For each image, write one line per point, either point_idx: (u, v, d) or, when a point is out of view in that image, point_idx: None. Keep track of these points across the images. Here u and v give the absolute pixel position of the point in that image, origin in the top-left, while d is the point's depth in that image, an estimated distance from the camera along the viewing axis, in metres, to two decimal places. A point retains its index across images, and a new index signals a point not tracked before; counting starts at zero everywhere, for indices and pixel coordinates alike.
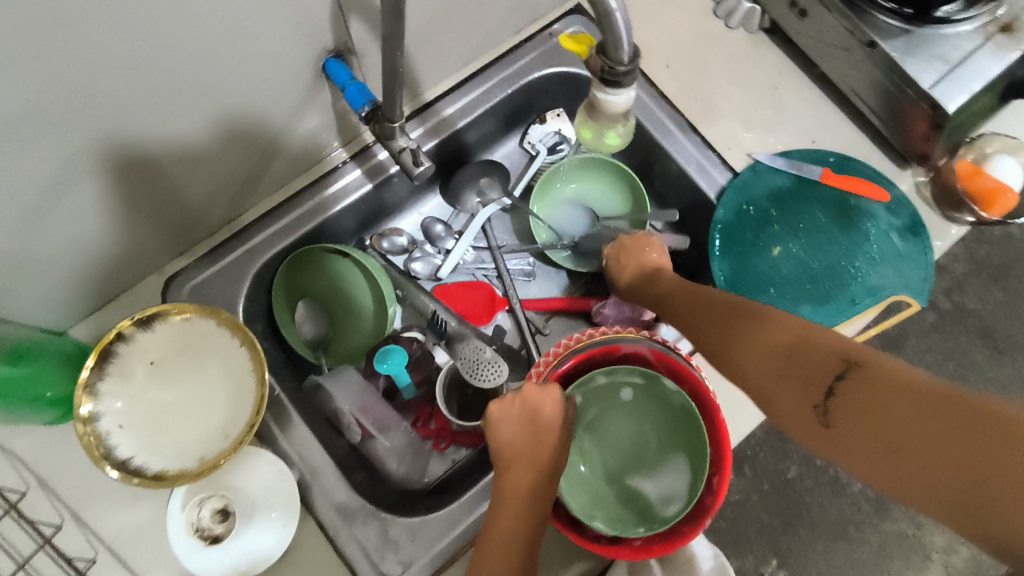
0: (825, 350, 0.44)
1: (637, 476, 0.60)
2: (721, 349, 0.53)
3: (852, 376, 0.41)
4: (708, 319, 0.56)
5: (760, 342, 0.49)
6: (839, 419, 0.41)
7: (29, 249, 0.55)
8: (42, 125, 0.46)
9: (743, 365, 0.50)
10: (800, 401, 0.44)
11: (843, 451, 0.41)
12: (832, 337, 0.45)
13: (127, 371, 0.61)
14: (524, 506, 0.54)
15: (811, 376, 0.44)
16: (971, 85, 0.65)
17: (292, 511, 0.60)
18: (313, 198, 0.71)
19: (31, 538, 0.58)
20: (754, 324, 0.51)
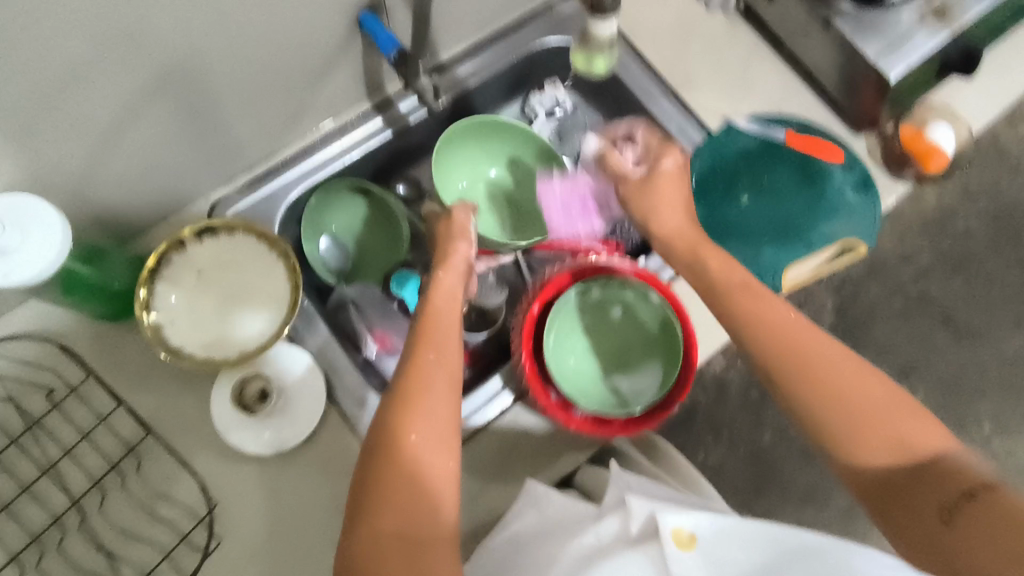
0: (959, 467, 0.49)
1: (617, 375, 0.71)
2: (838, 430, 0.53)
3: (984, 500, 0.47)
4: (829, 376, 0.55)
5: (901, 438, 0.52)
6: (965, 525, 0.46)
7: (103, 162, 0.63)
8: (132, 49, 0.55)
9: (872, 445, 0.52)
10: (927, 499, 0.49)
11: (948, 546, 0.46)
12: (964, 459, 0.50)
13: (179, 276, 0.69)
14: (438, 336, 0.61)
15: (943, 486, 0.49)
16: (910, 59, 0.77)
17: (319, 402, 0.69)
18: (341, 141, 0.80)
19: (93, 414, 0.66)
20: (891, 416, 0.53)
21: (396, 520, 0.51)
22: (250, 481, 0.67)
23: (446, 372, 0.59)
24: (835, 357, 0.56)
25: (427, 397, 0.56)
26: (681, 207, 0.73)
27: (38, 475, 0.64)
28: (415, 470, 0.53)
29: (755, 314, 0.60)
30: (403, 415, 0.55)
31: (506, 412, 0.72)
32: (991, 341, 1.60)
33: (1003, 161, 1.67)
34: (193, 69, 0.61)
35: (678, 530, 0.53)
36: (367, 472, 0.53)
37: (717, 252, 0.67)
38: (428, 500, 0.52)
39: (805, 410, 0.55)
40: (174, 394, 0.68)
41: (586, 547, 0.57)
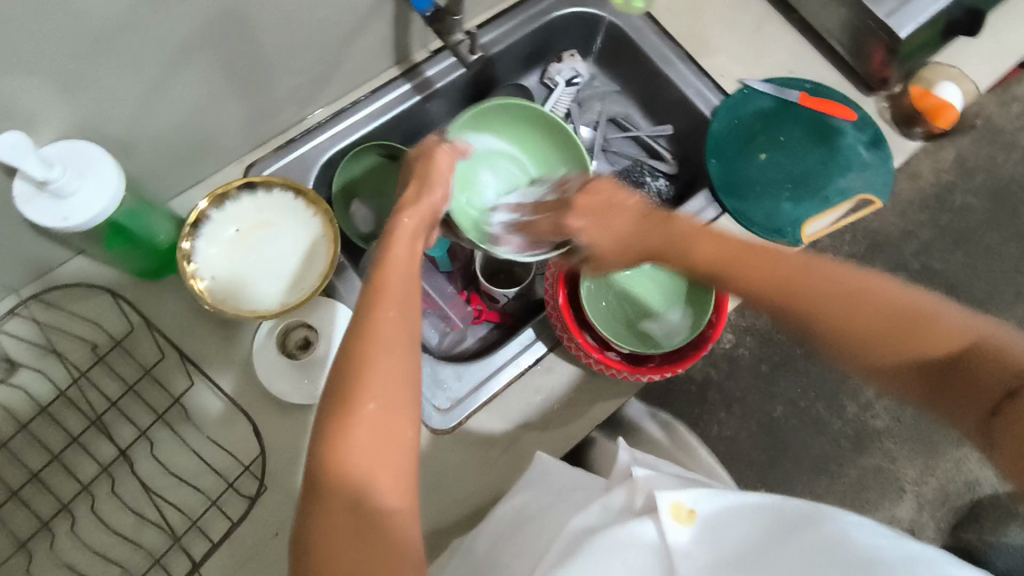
0: (996, 358, 0.45)
1: (648, 322, 0.76)
2: (843, 319, 0.50)
3: (1014, 404, 0.43)
4: (814, 292, 0.51)
5: (907, 341, 0.48)
6: (1004, 431, 0.44)
7: (147, 118, 0.65)
8: (179, 1, 0.57)
9: (871, 352, 0.49)
10: (963, 407, 0.46)
11: (994, 448, 0.44)
12: (1000, 347, 0.46)
13: (219, 233, 0.71)
14: (397, 281, 0.50)
15: (975, 389, 0.46)
16: (919, 17, 0.79)
17: (359, 351, 0.70)
18: (370, 106, 0.83)
19: (138, 366, 0.67)
20: (896, 316, 0.49)
21: (353, 490, 0.43)
22: (291, 432, 0.68)
23: (406, 328, 0.48)
24: (820, 265, 0.52)
25: (383, 356, 0.46)
26: (622, 215, 0.65)
27: (85, 427, 0.64)
28: (372, 441, 0.44)
29: (744, 265, 0.56)
30: (357, 380, 0.45)
31: (539, 361, 0.74)
32: (993, 314, 1.63)
33: (996, 140, 1.72)
34: (238, 24, 0.63)
35: (677, 504, 0.49)
36: (317, 438, 0.45)
37: (665, 232, 0.61)
38: (391, 476, 0.45)
39: (790, 317, 0.53)
40: (216, 347, 0.70)
41: (586, 526, 0.52)
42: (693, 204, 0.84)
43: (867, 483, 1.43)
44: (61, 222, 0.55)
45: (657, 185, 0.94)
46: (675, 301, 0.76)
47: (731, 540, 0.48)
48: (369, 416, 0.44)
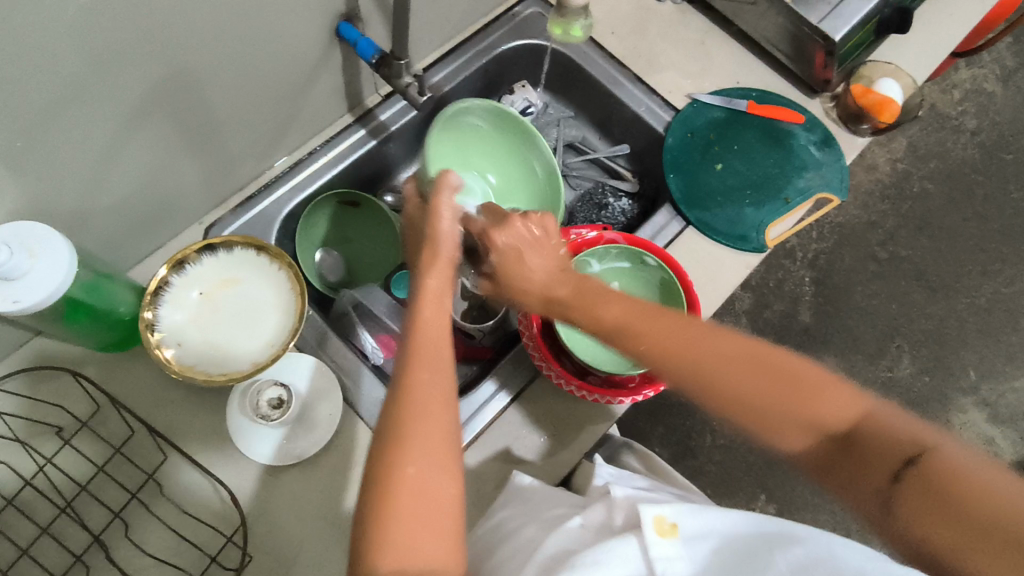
0: (884, 435, 0.46)
1: None
2: (722, 386, 0.51)
3: (913, 475, 0.43)
4: (705, 359, 0.52)
5: (805, 413, 0.48)
6: (905, 509, 0.43)
7: (98, 190, 0.64)
8: (120, 73, 0.56)
9: (776, 428, 0.49)
10: (859, 481, 0.46)
11: (894, 531, 0.44)
12: (885, 419, 0.47)
13: (181, 298, 0.69)
14: (432, 342, 0.51)
15: (871, 464, 0.45)
16: (851, 19, 0.82)
17: (337, 403, 0.69)
18: (328, 155, 0.83)
19: (107, 445, 0.64)
20: (795, 399, 0.49)
21: (403, 551, 0.42)
22: (273, 494, 0.66)
23: (444, 386, 0.49)
24: (705, 330, 0.54)
25: (421, 416, 0.46)
26: (540, 253, 0.63)
27: (54, 515, 0.61)
28: (417, 502, 0.44)
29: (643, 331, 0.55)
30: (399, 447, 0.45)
31: (522, 393, 0.73)
32: (965, 293, 1.65)
33: (944, 126, 1.78)
34: (185, 88, 0.63)
35: (659, 518, 0.46)
36: (364, 499, 0.45)
37: (592, 290, 0.59)
38: (430, 537, 0.43)
39: (685, 381, 0.53)
40: (189, 414, 0.67)
41: (559, 550, 0.49)
42: (657, 220, 0.85)
43: None
44: (12, 305, 0.53)
45: (620, 205, 0.97)
46: None
47: (712, 558, 0.45)
48: (409, 481, 0.44)
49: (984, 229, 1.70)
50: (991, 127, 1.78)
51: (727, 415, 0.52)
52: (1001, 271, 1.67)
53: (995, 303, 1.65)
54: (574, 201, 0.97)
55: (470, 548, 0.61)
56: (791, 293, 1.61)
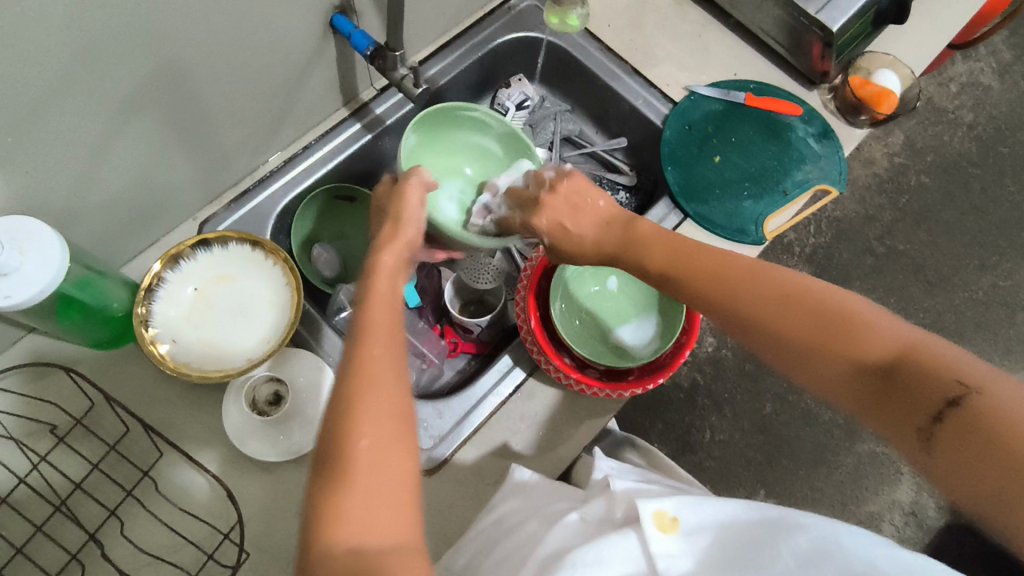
0: (928, 370, 0.44)
1: (618, 333, 0.76)
2: (768, 320, 0.52)
3: (956, 413, 0.42)
4: (748, 295, 0.54)
5: (845, 347, 0.48)
6: (944, 444, 0.42)
7: (91, 185, 0.63)
8: (110, 66, 0.55)
9: (814, 365, 0.50)
10: (903, 416, 0.45)
11: (932, 468, 0.43)
12: (941, 354, 0.45)
13: (176, 294, 0.69)
14: (380, 318, 0.50)
15: (913, 398, 0.44)
16: (849, 10, 0.82)
17: (333, 400, 0.68)
18: (323, 149, 0.82)
19: (102, 443, 0.64)
20: (831, 333, 0.49)
21: (361, 525, 0.41)
22: (270, 490, 0.65)
23: (393, 363, 0.47)
24: (749, 263, 0.56)
25: (380, 395, 0.45)
26: (590, 215, 0.67)
27: (49, 514, 0.61)
28: (367, 474, 0.42)
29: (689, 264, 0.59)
30: (348, 419, 0.44)
31: (520, 388, 0.73)
32: (963, 286, 1.65)
33: (941, 119, 1.78)
34: (178, 81, 0.62)
35: (659, 512, 0.45)
36: (313, 484, 0.43)
37: (665, 242, 0.61)
38: (383, 507, 0.42)
39: (722, 314, 0.56)
40: (184, 411, 0.67)
41: (559, 545, 0.49)
42: (655, 213, 0.85)
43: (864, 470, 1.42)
44: (4, 301, 0.52)
45: (617, 199, 0.96)
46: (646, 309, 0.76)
47: (714, 550, 0.44)
48: (362, 455, 0.43)
49: (981, 223, 1.70)
50: (988, 120, 1.78)
51: (761, 347, 0.54)
52: (998, 264, 1.67)
53: (993, 296, 1.65)
54: None
55: (469, 544, 0.60)
56: None
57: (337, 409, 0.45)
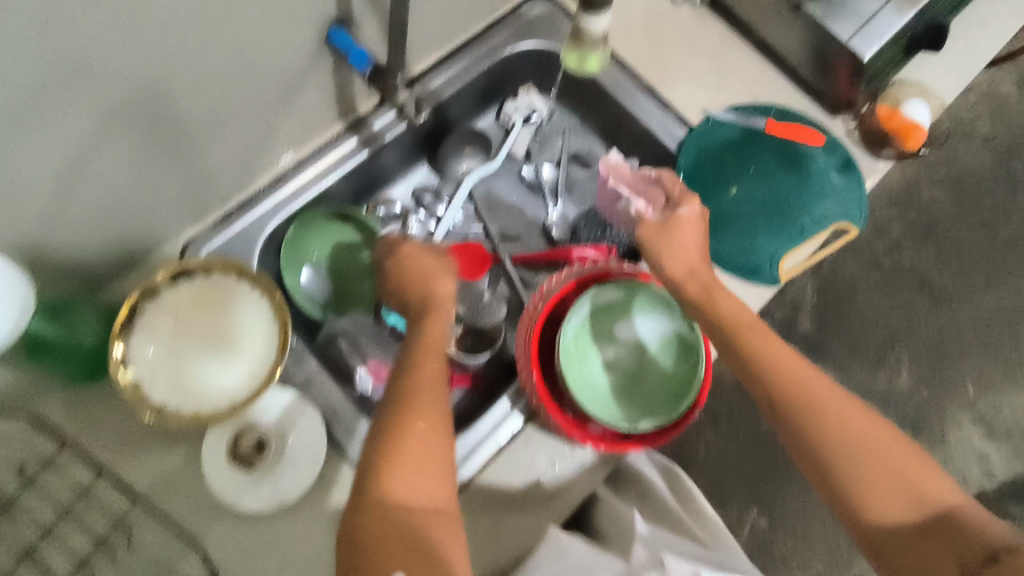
0: (977, 528, 0.51)
1: (630, 398, 0.65)
2: (863, 483, 0.54)
3: (1010, 562, 0.48)
4: (857, 458, 0.54)
5: (911, 487, 0.53)
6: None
7: (62, 211, 0.58)
8: (76, 89, 0.50)
9: (877, 496, 0.53)
10: (947, 557, 0.50)
11: None
12: (976, 517, 0.52)
13: (153, 326, 0.64)
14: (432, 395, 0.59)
15: (963, 542, 0.50)
16: (882, 36, 0.76)
17: (320, 444, 0.64)
18: (315, 166, 0.77)
19: (71, 487, 0.59)
20: (920, 483, 0.53)
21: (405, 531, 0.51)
22: (252, 540, 0.62)
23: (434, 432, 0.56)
24: (845, 394, 0.58)
25: (393, 450, 0.55)
26: (691, 253, 0.67)
27: (13, 565, 0.57)
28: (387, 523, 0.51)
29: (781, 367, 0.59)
30: (390, 453, 0.54)
31: (517, 436, 0.68)
32: (967, 305, 1.62)
33: (955, 129, 1.73)
34: (158, 101, 0.57)
35: None
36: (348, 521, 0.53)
37: (726, 292, 0.65)
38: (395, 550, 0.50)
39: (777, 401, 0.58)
40: (161, 454, 0.63)
41: None
42: None
43: None
44: None
45: None
46: (669, 377, 0.66)
47: None
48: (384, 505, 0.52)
49: (991, 238, 1.66)
50: (1004, 131, 1.73)
51: (819, 469, 0.56)
52: (1006, 282, 1.63)
53: (998, 315, 1.62)
54: (579, 217, 0.89)
55: None
56: (793, 302, 1.56)
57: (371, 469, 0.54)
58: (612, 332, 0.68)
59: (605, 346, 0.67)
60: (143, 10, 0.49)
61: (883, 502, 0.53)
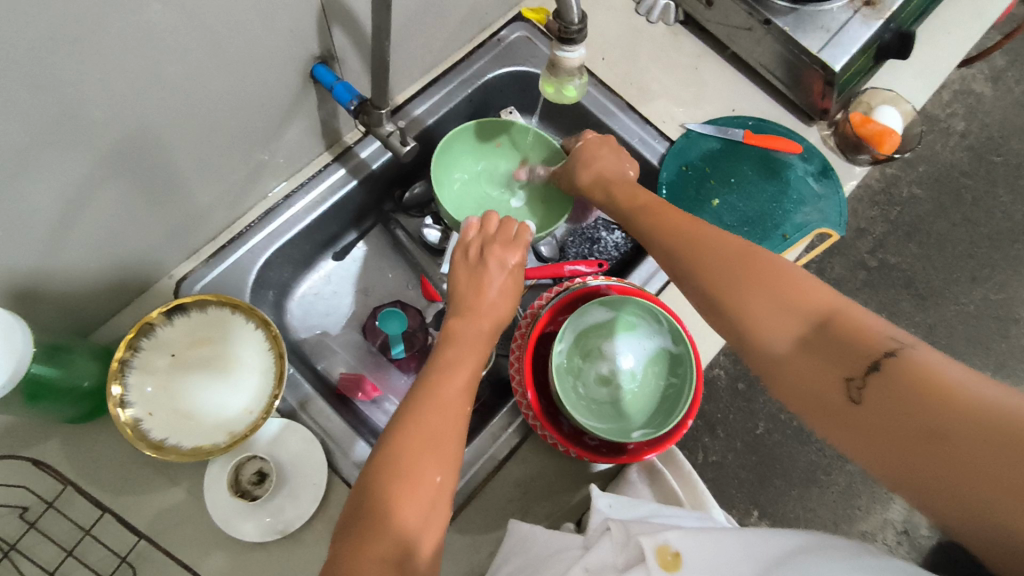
0: (857, 330, 0.47)
1: (622, 411, 0.67)
2: (743, 310, 0.53)
3: (887, 369, 0.44)
4: (737, 292, 0.53)
5: (794, 304, 0.50)
6: (870, 396, 0.44)
7: (53, 258, 0.59)
8: (65, 142, 0.51)
9: (760, 321, 0.51)
10: (829, 373, 0.47)
11: (857, 422, 0.44)
12: (865, 321, 0.47)
13: (152, 364, 0.65)
14: (447, 417, 0.54)
15: (847, 350, 0.46)
16: (850, 48, 0.78)
17: (321, 472, 0.65)
18: (304, 197, 0.78)
19: (75, 526, 0.60)
20: (792, 281, 0.52)
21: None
22: (254, 571, 0.62)
23: (448, 463, 0.52)
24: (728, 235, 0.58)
25: (415, 472, 0.50)
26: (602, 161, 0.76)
27: None
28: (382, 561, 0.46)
29: (669, 226, 0.62)
30: (391, 498, 0.49)
31: (514, 451, 0.70)
32: (952, 300, 1.64)
33: (932, 128, 1.76)
34: (150, 143, 0.58)
35: (661, 548, 0.47)
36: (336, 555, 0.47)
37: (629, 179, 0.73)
38: None
39: (663, 252, 0.61)
40: (162, 490, 0.64)
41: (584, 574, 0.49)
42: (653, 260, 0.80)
43: (856, 488, 1.35)
44: None
45: (615, 238, 0.88)
46: (659, 387, 0.68)
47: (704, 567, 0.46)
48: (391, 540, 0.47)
49: (973, 234, 1.69)
50: (980, 129, 1.77)
51: (708, 310, 0.56)
52: (988, 276, 1.66)
53: (983, 309, 1.65)
54: (566, 235, 0.91)
55: None
56: None
57: (376, 492, 0.49)
58: (603, 344, 0.69)
59: (598, 361, 0.69)
60: (128, 65, 0.50)
61: (770, 329, 0.51)
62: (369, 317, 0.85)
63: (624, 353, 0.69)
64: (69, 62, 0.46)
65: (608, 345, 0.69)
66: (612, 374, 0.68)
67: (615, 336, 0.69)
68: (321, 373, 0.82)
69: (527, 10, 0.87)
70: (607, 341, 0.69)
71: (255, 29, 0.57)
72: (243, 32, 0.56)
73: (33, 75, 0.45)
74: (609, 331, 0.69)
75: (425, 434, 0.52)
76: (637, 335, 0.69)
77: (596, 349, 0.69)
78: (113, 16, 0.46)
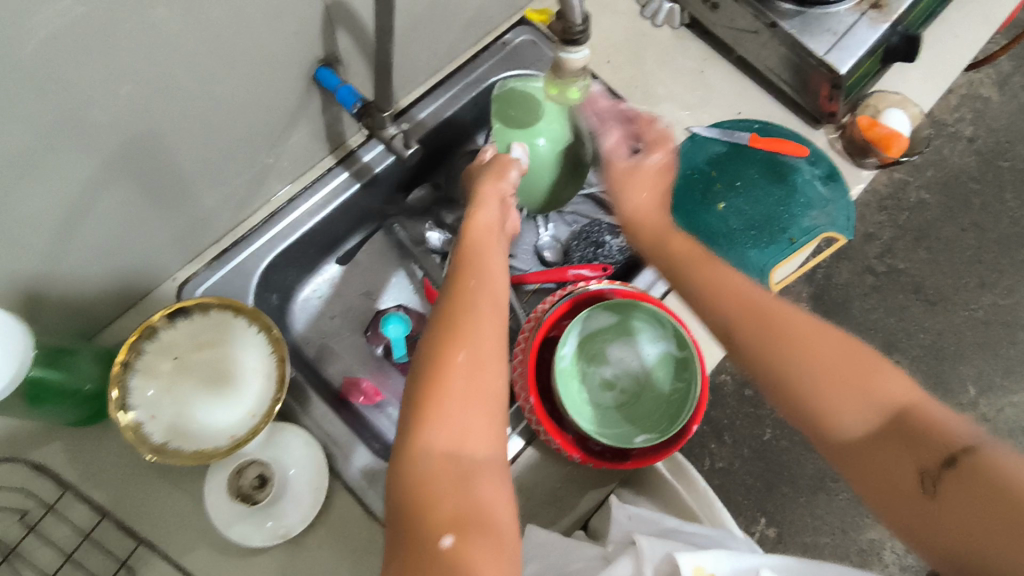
0: (931, 425, 0.46)
1: (627, 417, 0.67)
2: (807, 390, 0.51)
3: (967, 466, 0.42)
4: (803, 370, 0.51)
5: (863, 390, 0.49)
6: (949, 493, 0.42)
7: (57, 262, 0.59)
8: (69, 146, 0.51)
9: (830, 406, 0.49)
10: (905, 466, 0.45)
11: (932, 520, 0.43)
12: (938, 414, 0.46)
13: (155, 367, 0.65)
14: (475, 306, 0.56)
15: (925, 444, 0.45)
16: (857, 51, 0.77)
17: (323, 477, 0.64)
18: (307, 200, 0.78)
19: (75, 530, 0.60)
20: (859, 362, 0.50)
21: (445, 471, 0.45)
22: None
23: (490, 340, 0.53)
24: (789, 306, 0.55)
25: (459, 354, 0.51)
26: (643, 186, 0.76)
27: None
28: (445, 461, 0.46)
29: (721, 287, 0.59)
30: (437, 397, 0.49)
31: (517, 458, 0.69)
32: (961, 306, 1.63)
33: (940, 132, 1.75)
34: (154, 147, 0.58)
35: None
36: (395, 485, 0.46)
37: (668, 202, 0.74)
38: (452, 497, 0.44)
39: (713, 319, 0.58)
40: (163, 494, 0.63)
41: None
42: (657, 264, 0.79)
43: None
44: None
45: (618, 243, 0.88)
46: (665, 394, 0.67)
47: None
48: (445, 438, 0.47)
49: (982, 240, 1.67)
50: (988, 134, 1.76)
51: (768, 386, 0.53)
52: (998, 282, 1.64)
53: (993, 315, 1.63)
54: (570, 238, 0.91)
55: None
56: None
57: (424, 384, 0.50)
58: (608, 349, 0.70)
59: (602, 366, 0.69)
60: (133, 69, 0.50)
61: (840, 414, 0.49)
62: (371, 320, 0.85)
63: (629, 358, 0.69)
64: (74, 66, 0.46)
65: (613, 350, 0.70)
66: (617, 379, 0.69)
67: (620, 341, 0.70)
68: (325, 377, 0.81)
69: (531, 14, 0.87)
70: (613, 346, 0.70)
71: (260, 34, 0.57)
72: (248, 36, 0.56)
73: (37, 79, 0.45)
74: (614, 338, 0.70)
75: (460, 311, 0.54)
76: (642, 341, 0.69)
77: (601, 354, 0.70)
78: (118, 20, 0.46)
